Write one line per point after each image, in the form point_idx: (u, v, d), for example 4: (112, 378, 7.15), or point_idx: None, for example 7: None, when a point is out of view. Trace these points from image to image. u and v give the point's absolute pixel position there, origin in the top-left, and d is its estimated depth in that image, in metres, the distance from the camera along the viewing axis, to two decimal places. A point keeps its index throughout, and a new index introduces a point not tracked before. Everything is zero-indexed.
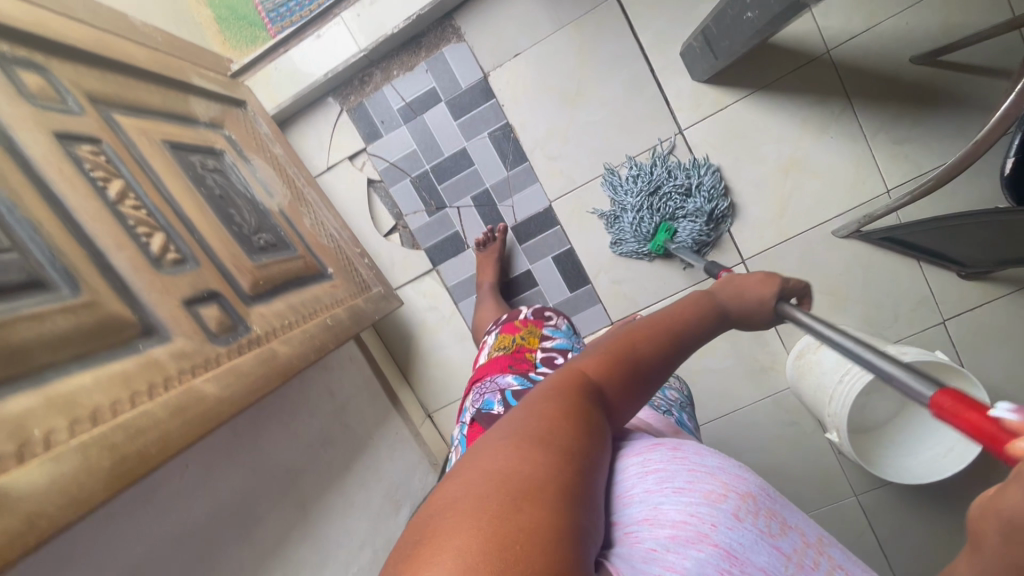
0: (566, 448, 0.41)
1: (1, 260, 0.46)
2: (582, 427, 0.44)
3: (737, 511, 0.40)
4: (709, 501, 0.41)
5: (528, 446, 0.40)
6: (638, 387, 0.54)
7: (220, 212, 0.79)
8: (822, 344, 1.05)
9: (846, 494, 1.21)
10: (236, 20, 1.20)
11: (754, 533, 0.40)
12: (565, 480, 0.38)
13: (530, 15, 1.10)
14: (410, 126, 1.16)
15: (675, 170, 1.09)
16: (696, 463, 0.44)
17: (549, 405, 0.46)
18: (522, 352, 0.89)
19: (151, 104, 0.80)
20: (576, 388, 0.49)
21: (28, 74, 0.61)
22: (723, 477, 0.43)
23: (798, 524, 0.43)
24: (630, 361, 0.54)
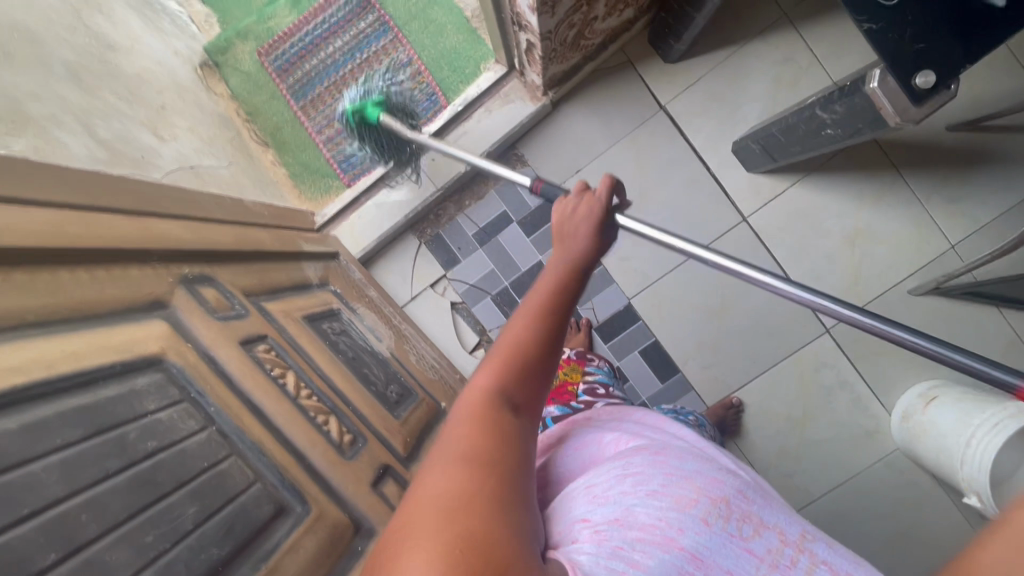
0: (482, 453, 0.42)
1: (254, 497, 0.50)
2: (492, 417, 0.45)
3: (705, 517, 0.41)
4: (678, 507, 0.41)
5: (451, 464, 0.41)
6: (545, 350, 0.55)
7: (359, 374, 0.83)
8: (930, 405, 1.07)
9: None
10: (309, 174, 1.30)
11: (722, 537, 0.40)
12: (494, 468, 0.41)
13: (586, 135, 1.19)
14: (486, 249, 1.23)
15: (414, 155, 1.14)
16: (674, 470, 0.45)
17: (468, 421, 0.45)
18: (564, 386, 0.84)
19: (281, 282, 0.85)
20: (494, 381, 0.49)
21: (206, 289, 0.66)
22: (698, 483, 0.44)
23: (776, 524, 0.43)
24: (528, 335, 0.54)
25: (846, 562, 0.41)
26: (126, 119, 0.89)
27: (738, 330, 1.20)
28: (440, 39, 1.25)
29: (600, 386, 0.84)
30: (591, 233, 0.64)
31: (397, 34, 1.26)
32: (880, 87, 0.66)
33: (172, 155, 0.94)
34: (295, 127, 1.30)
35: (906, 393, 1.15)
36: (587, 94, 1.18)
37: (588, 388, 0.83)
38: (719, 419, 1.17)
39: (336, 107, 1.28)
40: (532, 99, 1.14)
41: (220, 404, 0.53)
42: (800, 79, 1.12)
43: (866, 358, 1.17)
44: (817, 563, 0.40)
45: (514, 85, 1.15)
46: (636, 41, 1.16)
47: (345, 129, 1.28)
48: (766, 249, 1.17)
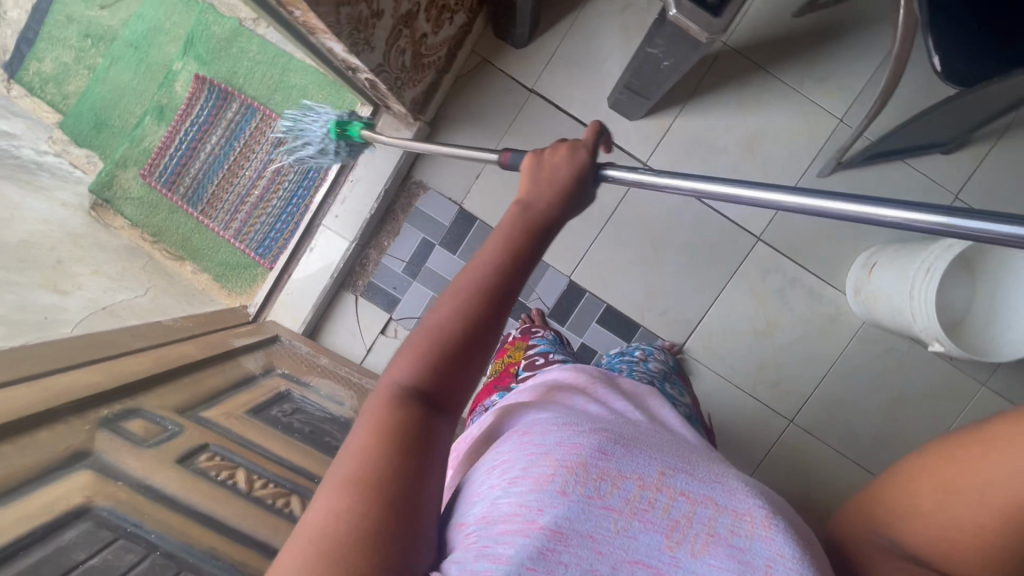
0: (372, 477, 0.41)
1: None
2: (391, 450, 0.43)
3: (563, 488, 0.42)
4: (536, 487, 0.43)
5: (336, 496, 0.41)
6: (477, 356, 0.50)
7: (320, 445, 0.84)
8: (872, 272, 1.10)
9: (975, 387, 1.20)
10: (231, 270, 1.30)
11: (581, 503, 0.42)
12: (380, 515, 0.40)
13: (473, 140, 1.21)
14: (419, 279, 1.24)
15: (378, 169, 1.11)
16: (534, 448, 0.46)
17: (364, 438, 0.44)
18: (507, 369, 0.92)
19: (218, 385, 0.86)
20: (406, 391, 0.46)
21: (131, 423, 0.67)
22: (555, 455, 0.44)
23: (636, 471, 0.44)
24: (455, 339, 0.49)
25: (702, 486, 0.44)
26: (22, 289, 0.89)
27: (679, 268, 1.23)
28: (306, 101, 1.27)
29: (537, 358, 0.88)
30: (559, 190, 0.61)
31: (265, 111, 1.28)
32: (680, 13, 0.68)
33: (80, 305, 0.95)
34: (202, 232, 1.31)
35: (851, 269, 1.18)
36: (458, 102, 1.20)
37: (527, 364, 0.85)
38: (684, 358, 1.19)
39: (233, 199, 1.29)
40: (407, 126, 1.15)
41: (160, 528, 0.54)
42: (645, 20, 1.16)
43: (804, 251, 1.20)
44: (679, 496, 0.43)
45: (385, 121, 1.17)
46: (484, 39, 1.19)
47: (249, 216, 1.29)
48: None
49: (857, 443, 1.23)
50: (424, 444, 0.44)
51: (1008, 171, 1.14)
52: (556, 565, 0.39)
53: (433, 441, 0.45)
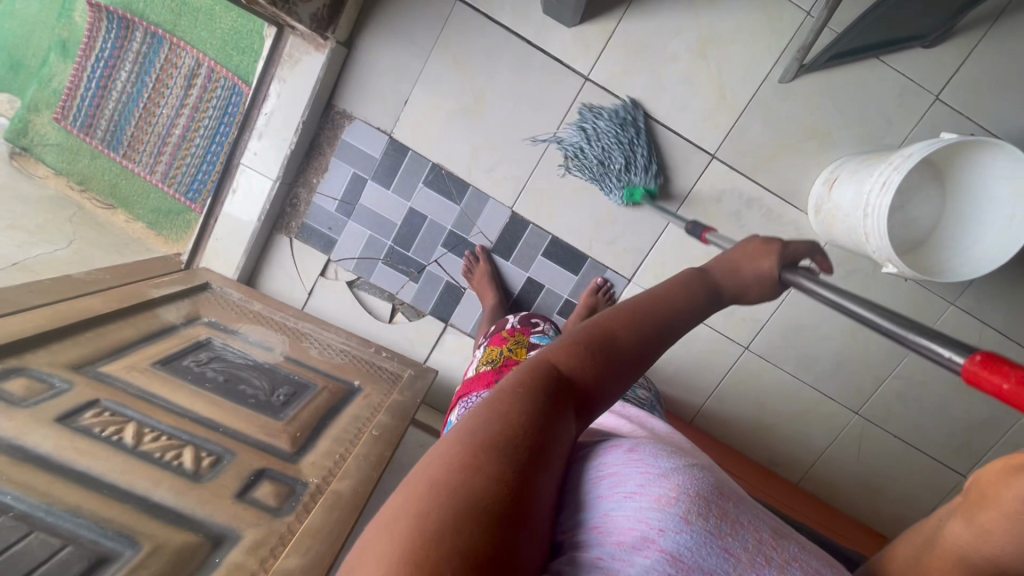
0: (510, 445, 0.40)
1: (62, 559, 0.52)
2: (539, 431, 0.41)
3: (686, 513, 0.40)
4: (657, 505, 0.40)
5: (468, 447, 0.39)
6: (627, 374, 0.50)
7: (234, 394, 0.83)
8: (832, 189, 1.00)
9: (943, 308, 1.14)
10: (166, 217, 1.27)
11: (704, 534, 0.39)
12: (509, 484, 0.37)
13: (397, 60, 1.10)
14: (355, 218, 1.18)
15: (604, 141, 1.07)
16: (651, 468, 0.44)
17: (515, 403, 0.43)
18: (509, 364, 0.90)
19: (128, 338, 0.84)
20: (559, 377, 0.46)
21: (10, 382, 0.66)
22: (676, 479, 0.42)
23: (751, 522, 0.42)
24: (613, 350, 0.50)
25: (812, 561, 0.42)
26: None
27: None
28: (214, 26, 1.15)
29: None
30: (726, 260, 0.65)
31: (172, 39, 1.17)
32: None
33: None
34: (129, 178, 1.26)
35: (814, 184, 1.07)
36: (376, 17, 1.07)
37: None
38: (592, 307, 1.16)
39: (155, 140, 1.22)
40: (318, 48, 1.05)
41: (18, 489, 0.54)
42: None
43: (765, 168, 1.09)
44: (790, 562, 0.41)
45: (294, 43, 1.05)
46: None
47: (174, 158, 1.23)
48: (621, 100, 1.08)
49: (814, 368, 1.20)
50: (558, 440, 0.43)
51: (998, 64, 1.01)
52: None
53: (565, 440, 0.44)
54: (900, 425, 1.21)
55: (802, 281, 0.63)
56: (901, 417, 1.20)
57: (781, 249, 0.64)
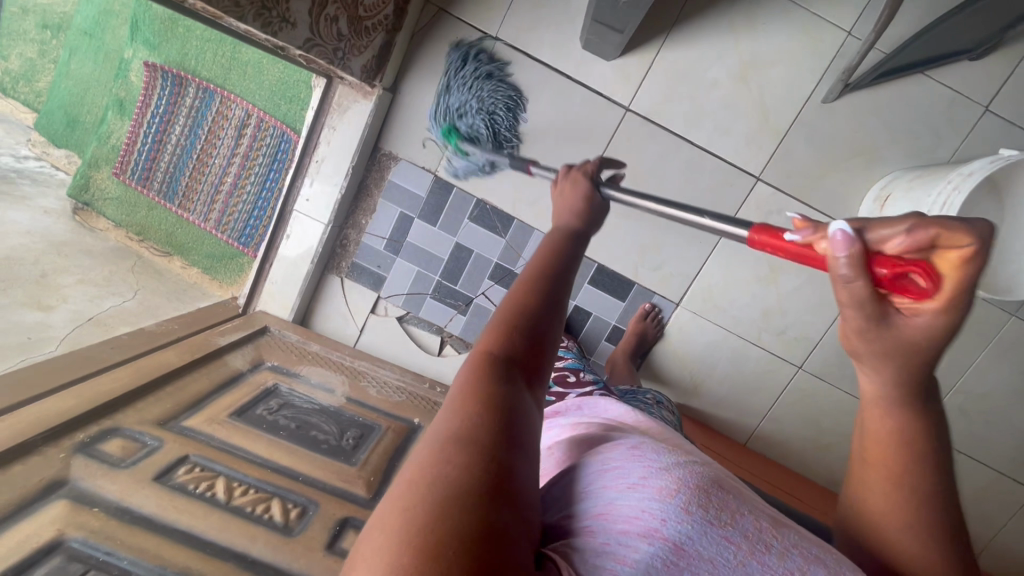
0: (476, 433, 0.38)
1: None
2: (493, 405, 0.41)
3: (686, 505, 0.37)
4: (659, 496, 0.38)
5: (436, 449, 0.37)
6: (555, 332, 0.52)
7: (307, 440, 0.85)
8: (885, 207, 1.00)
9: (1004, 319, 1.11)
10: (219, 261, 1.31)
11: (704, 524, 0.37)
12: (486, 468, 0.35)
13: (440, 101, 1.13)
14: (403, 255, 1.21)
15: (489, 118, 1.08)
16: (652, 462, 0.42)
17: (466, 394, 0.42)
18: None
19: (204, 389, 0.87)
20: (500, 357, 0.46)
21: (109, 444, 0.69)
22: (676, 472, 0.40)
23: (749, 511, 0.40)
24: (534, 317, 0.51)
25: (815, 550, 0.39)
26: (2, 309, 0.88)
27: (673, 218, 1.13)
28: (262, 78, 1.20)
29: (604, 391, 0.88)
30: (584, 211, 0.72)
31: (222, 92, 1.21)
32: None
33: (66, 319, 0.96)
34: (185, 225, 1.30)
35: (864, 202, 1.07)
36: (419, 61, 1.11)
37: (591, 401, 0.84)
38: (640, 334, 1.18)
39: (208, 189, 1.27)
40: (365, 96, 1.08)
41: (132, 555, 0.59)
42: None
43: (812, 187, 1.09)
44: (789, 550, 0.38)
45: (342, 92, 1.09)
46: None
47: (227, 205, 1.27)
48: (663, 128, 1.09)
49: None
50: (521, 405, 0.42)
51: None
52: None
53: (529, 408, 0.43)
54: (963, 439, 1.18)
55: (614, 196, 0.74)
56: (964, 431, 1.17)
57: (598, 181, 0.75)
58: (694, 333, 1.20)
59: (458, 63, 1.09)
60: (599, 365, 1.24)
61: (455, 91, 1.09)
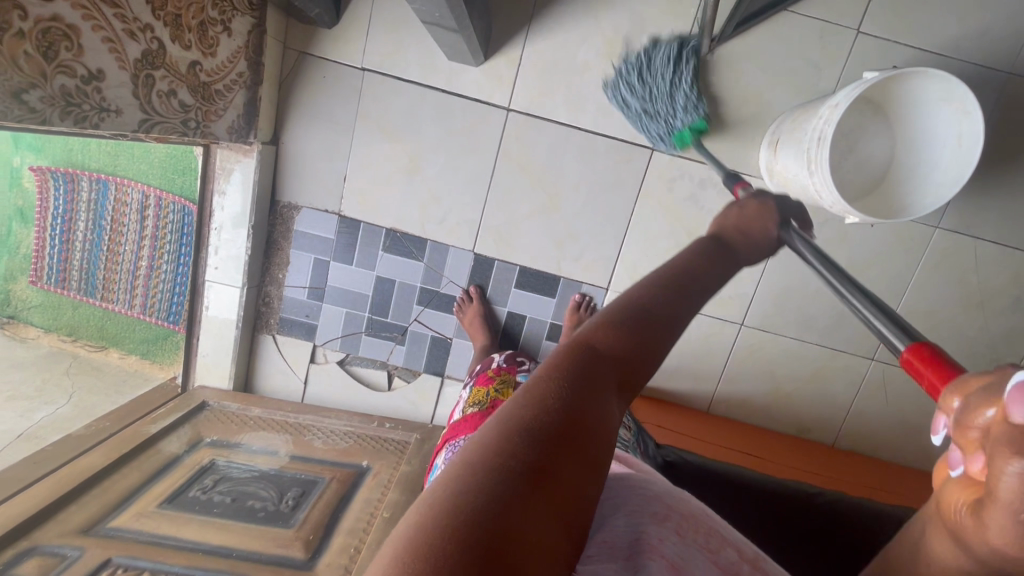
0: (557, 435, 0.36)
1: None
2: (581, 403, 0.39)
3: (679, 530, 0.46)
4: (658, 521, 0.46)
5: (513, 435, 0.35)
6: (663, 345, 0.49)
7: (243, 512, 0.84)
8: (776, 150, 0.98)
9: (929, 234, 1.10)
10: (158, 342, 1.33)
11: (694, 547, 0.45)
12: (553, 473, 0.34)
13: (325, 142, 1.12)
14: (327, 300, 1.20)
15: (664, 90, 0.98)
16: (650, 496, 0.50)
17: (558, 388, 0.40)
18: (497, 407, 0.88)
19: (134, 482, 0.87)
20: (599, 362, 0.44)
21: (26, 565, 0.70)
22: (669, 502, 0.50)
23: (730, 540, 0.50)
24: (642, 319, 0.49)
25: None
26: None
27: (581, 206, 1.12)
28: (150, 156, 1.18)
29: None
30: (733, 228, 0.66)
31: (115, 180, 1.20)
32: None
33: None
34: (111, 317, 1.27)
35: (761, 148, 1.05)
36: (295, 108, 1.10)
37: None
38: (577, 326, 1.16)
39: (126, 277, 1.27)
40: (246, 154, 1.07)
41: None
42: None
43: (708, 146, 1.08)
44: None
45: (222, 154, 1.08)
46: (292, 28, 1.06)
47: (148, 287, 1.28)
48: (548, 120, 1.08)
49: (815, 325, 1.16)
50: (605, 416, 0.41)
51: None
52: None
53: (611, 417, 0.42)
54: None
55: (796, 241, 0.65)
56: None
57: (775, 205, 0.68)
58: None
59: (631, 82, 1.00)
60: None
61: (631, 106, 1.01)
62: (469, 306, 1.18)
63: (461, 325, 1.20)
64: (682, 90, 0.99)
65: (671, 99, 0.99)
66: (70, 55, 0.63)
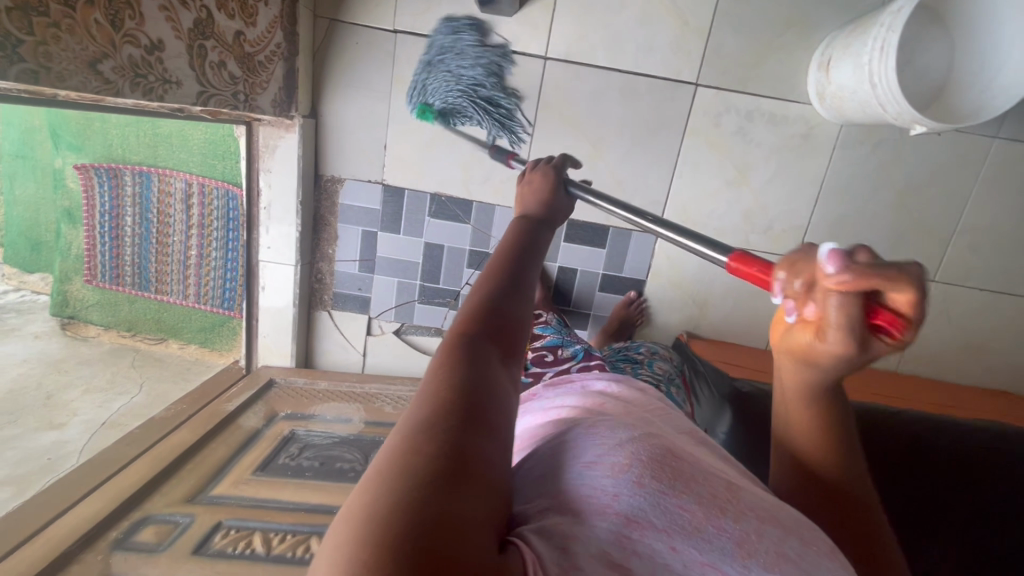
0: (443, 424, 0.32)
1: None
2: (468, 385, 0.35)
3: (637, 476, 0.35)
4: (610, 472, 0.36)
5: (404, 451, 0.30)
6: (520, 299, 0.47)
7: (335, 473, 0.86)
8: (830, 71, 0.96)
9: (988, 145, 1.06)
10: (215, 330, 1.31)
11: (659, 493, 0.34)
12: (459, 461, 0.30)
13: (364, 111, 1.11)
14: (379, 271, 1.21)
15: (445, 78, 1.05)
16: (606, 437, 0.39)
17: (434, 385, 0.35)
18: None
19: (225, 455, 0.90)
20: (467, 341, 0.40)
21: (144, 532, 0.72)
22: (626, 445, 0.38)
23: (709, 475, 0.37)
24: (506, 291, 0.47)
25: (782, 512, 0.37)
26: (18, 439, 0.93)
27: (626, 151, 1.11)
28: (190, 145, 1.19)
29: (547, 351, 0.91)
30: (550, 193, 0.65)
31: (158, 171, 1.22)
32: None
33: (79, 430, 0.99)
34: (167, 309, 1.31)
35: (810, 73, 1.03)
36: (330, 79, 1.09)
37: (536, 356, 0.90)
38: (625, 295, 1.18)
39: (178, 267, 1.28)
40: (288, 129, 1.07)
41: None
42: None
43: (753, 76, 1.05)
44: (748, 513, 0.35)
45: (265, 132, 1.08)
46: None
47: (200, 276, 1.27)
48: (587, 64, 1.06)
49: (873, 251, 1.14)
50: (496, 382, 0.38)
51: None
52: (630, 556, 0.32)
53: (503, 382, 0.39)
54: (983, 277, 1.14)
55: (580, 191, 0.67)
56: (982, 268, 1.14)
57: (557, 167, 0.68)
58: (684, 256, 1.17)
59: (457, 62, 1.05)
60: (599, 319, 1.23)
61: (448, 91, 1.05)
62: None
63: None
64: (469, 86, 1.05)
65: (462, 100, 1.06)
66: (133, 24, 0.62)
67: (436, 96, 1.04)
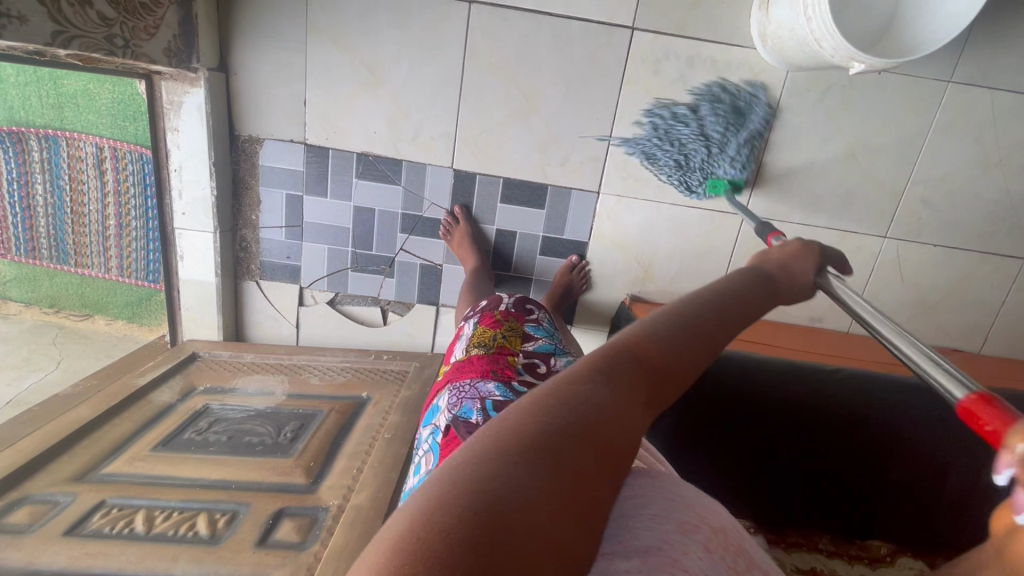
0: (594, 444, 0.34)
1: None
2: (621, 422, 0.37)
3: (708, 542, 0.40)
4: (684, 530, 0.40)
5: (550, 431, 0.33)
6: (698, 361, 0.47)
7: (240, 447, 0.82)
8: (770, 9, 0.89)
9: (942, 91, 1.00)
10: (141, 304, 1.29)
11: (724, 565, 0.39)
12: (584, 479, 0.32)
13: (278, 63, 1.03)
14: (307, 238, 1.14)
15: (693, 148, 1.05)
16: (682, 498, 0.44)
17: (602, 394, 0.38)
18: (502, 355, 0.78)
19: (126, 431, 0.85)
20: (637, 371, 0.42)
21: (16, 512, 0.67)
22: (702, 514, 0.43)
23: (757, 560, 0.43)
24: (687, 343, 0.46)
25: None
26: None
27: (561, 104, 1.04)
28: (97, 105, 1.11)
29: (539, 360, 0.80)
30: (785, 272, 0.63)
31: (65, 134, 1.12)
32: None
33: None
34: (92, 282, 1.21)
35: (753, 14, 0.95)
36: (238, 27, 1.00)
37: (530, 364, 0.78)
38: (566, 285, 1.13)
39: (97, 238, 1.20)
40: (192, 83, 0.99)
41: None
42: None
43: (693, 18, 0.98)
44: None
45: (168, 86, 1.00)
46: None
47: (121, 248, 1.23)
48: (515, 7, 0.98)
49: (822, 207, 1.09)
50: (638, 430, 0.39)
51: None
52: None
53: (642, 429, 0.40)
54: (936, 233, 1.09)
55: (834, 282, 0.64)
56: (936, 224, 1.09)
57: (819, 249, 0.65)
58: (627, 216, 1.11)
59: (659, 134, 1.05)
60: (543, 284, 1.18)
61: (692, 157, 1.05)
62: (451, 244, 1.12)
63: (450, 250, 1.14)
64: (719, 137, 1.03)
65: (711, 138, 1.04)
66: None
67: (724, 167, 1.05)
